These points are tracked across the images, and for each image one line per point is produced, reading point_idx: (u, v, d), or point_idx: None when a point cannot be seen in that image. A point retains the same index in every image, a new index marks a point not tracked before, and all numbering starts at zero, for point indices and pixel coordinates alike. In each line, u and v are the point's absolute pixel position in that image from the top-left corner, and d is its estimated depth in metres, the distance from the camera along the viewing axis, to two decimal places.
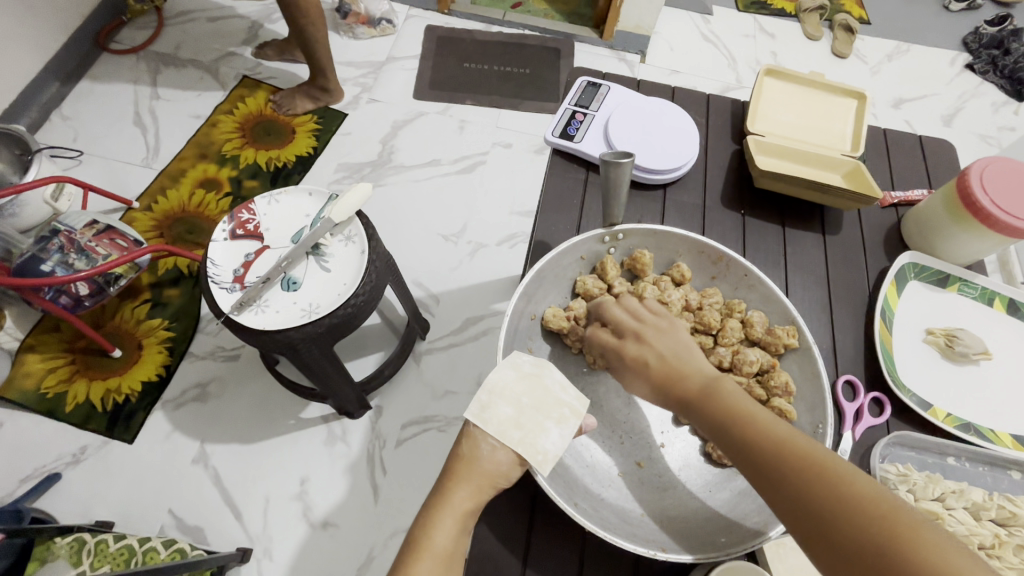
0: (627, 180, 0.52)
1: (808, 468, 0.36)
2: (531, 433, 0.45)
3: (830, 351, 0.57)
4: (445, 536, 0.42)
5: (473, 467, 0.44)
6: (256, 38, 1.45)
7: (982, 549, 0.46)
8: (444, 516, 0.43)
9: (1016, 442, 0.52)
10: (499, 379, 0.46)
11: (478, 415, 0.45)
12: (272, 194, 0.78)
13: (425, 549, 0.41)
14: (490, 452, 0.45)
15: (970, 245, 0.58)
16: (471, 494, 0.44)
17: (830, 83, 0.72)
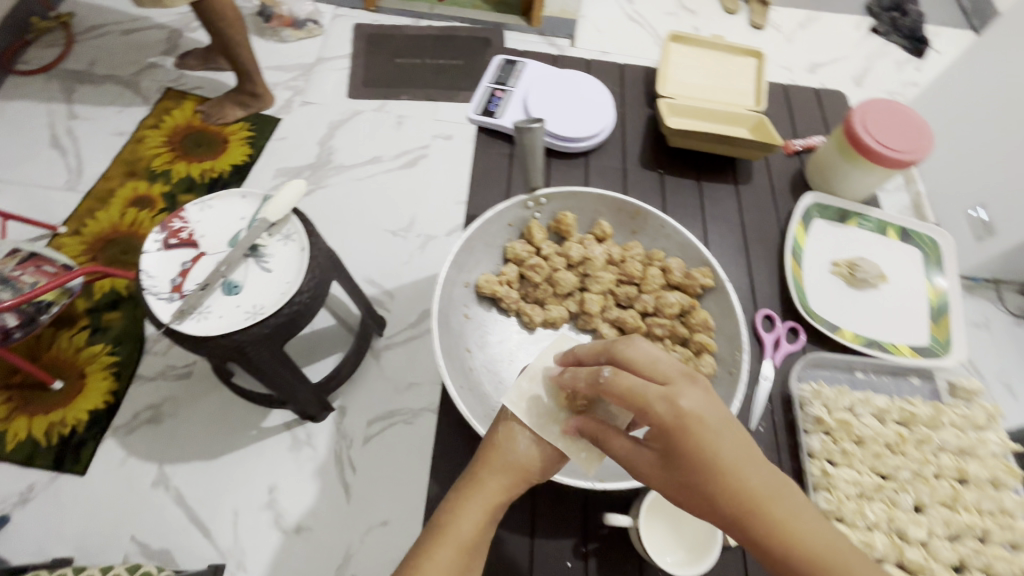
0: (539, 147, 0.65)
1: (757, 514, 0.42)
2: (574, 425, 0.58)
3: (748, 292, 0.77)
4: (470, 524, 0.51)
5: (506, 455, 0.55)
6: (177, 48, 1.40)
7: (885, 442, 0.67)
8: (473, 503, 0.52)
9: (908, 350, 0.74)
10: (539, 372, 0.61)
11: (518, 407, 0.58)
12: (205, 201, 0.76)
13: (450, 535, 0.50)
14: (523, 445, 0.56)
15: (858, 175, 0.79)
16: (500, 483, 0.53)
17: (726, 43, 0.89)
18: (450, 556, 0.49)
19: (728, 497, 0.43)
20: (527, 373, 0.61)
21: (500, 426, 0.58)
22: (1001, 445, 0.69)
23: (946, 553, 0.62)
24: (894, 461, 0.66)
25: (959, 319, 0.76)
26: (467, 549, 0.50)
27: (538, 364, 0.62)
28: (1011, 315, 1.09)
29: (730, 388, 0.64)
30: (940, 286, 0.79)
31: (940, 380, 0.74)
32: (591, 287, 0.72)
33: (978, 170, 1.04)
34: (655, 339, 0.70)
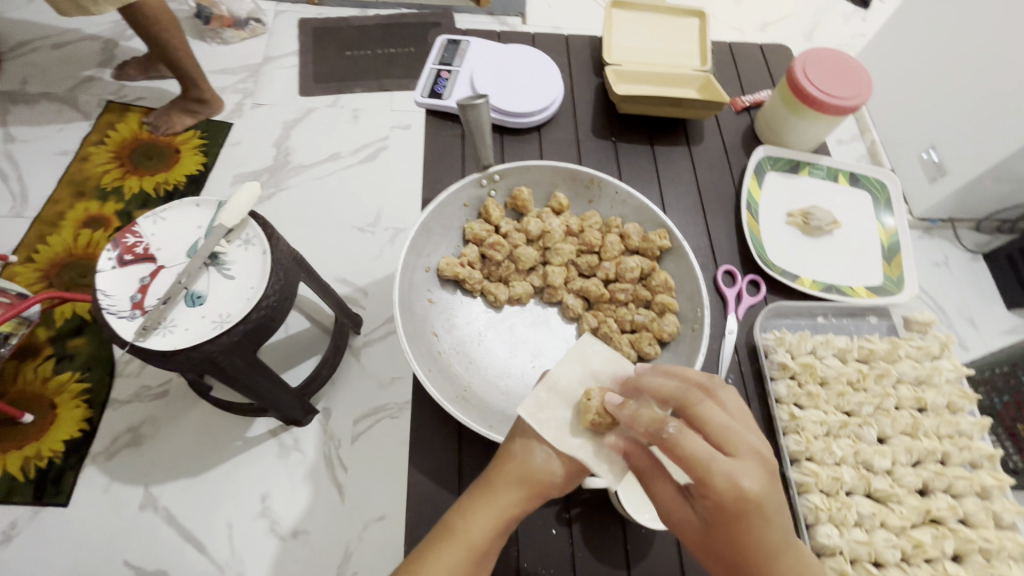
0: (485, 123, 0.64)
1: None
2: (596, 442, 0.52)
3: (709, 250, 0.79)
4: (479, 529, 0.48)
5: (524, 468, 0.50)
6: (114, 59, 1.34)
7: (848, 381, 0.70)
8: (483, 513, 0.49)
9: (863, 291, 0.77)
10: (561, 381, 0.55)
11: (533, 417, 0.52)
12: (157, 213, 0.74)
13: (459, 536, 0.48)
14: (539, 458, 0.51)
15: (792, 121, 0.81)
16: (514, 495, 0.50)
17: (667, 5, 0.89)
18: (454, 557, 0.48)
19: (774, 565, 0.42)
20: (548, 381, 0.55)
21: (519, 435, 0.53)
22: (955, 371, 0.73)
23: (909, 478, 0.66)
24: (857, 397, 0.69)
25: (909, 257, 0.80)
26: (474, 553, 0.48)
27: (560, 372, 0.56)
28: (968, 252, 1.12)
29: (693, 343, 0.65)
30: (890, 226, 0.82)
31: (896, 317, 0.78)
32: (553, 259, 0.72)
33: (928, 113, 1.06)
34: (620, 305, 0.71)
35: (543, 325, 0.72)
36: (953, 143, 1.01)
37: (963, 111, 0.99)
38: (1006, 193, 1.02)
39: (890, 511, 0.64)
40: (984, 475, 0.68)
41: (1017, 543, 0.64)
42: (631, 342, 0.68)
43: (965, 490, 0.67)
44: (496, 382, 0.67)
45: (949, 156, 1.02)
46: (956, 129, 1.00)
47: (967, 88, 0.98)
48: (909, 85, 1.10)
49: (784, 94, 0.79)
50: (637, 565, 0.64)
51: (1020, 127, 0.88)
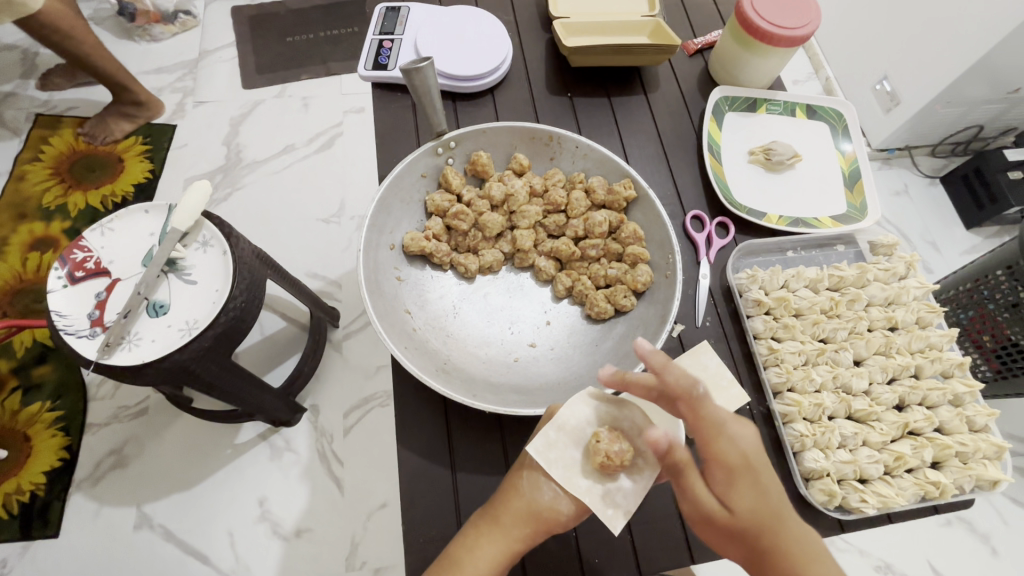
0: (433, 88, 0.62)
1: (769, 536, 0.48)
2: (603, 484, 0.54)
3: (678, 200, 0.78)
4: (485, 561, 0.51)
5: (529, 505, 0.53)
6: (37, 69, 1.26)
7: (821, 309, 0.72)
8: (488, 545, 0.52)
9: (829, 222, 0.78)
10: (570, 421, 0.55)
11: (541, 459, 0.54)
12: (103, 224, 0.70)
13: (465, 568, 0.50)
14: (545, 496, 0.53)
15: (734, 51, 0.80)
16: (521, 531, 0.52)
17: None
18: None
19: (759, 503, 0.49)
20: (556, 421, 0.55)
21: (525, 472, 0.55)
22: (922, 289, 0.75)
23: (886, 395, 0.68)
24: (831, 324, 0.70)
25: (869, 182, 0.81)
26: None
27: (570, 412, 0.56)
28: (926, 177, 1.15)
29: (667, 291, 0.65)
30: (849, 152, 0.84)
31: (863, 242, 0.79)
32: (520, 223, 0.71)
33: (879, 43, 1.06)
34: (592, 261, 0.71)
35: (518, 291, 0.72)
36: (905, 71, 1.02)
37: (911, 38, 0.99)
38: (959, 115, 1.04)
39: (870, 429, 0.67)
40: (956, 384, 0.71)
41: (990, 443, 0.68)
42: (606, 296, 0.68)
43: (939, 401, 0.70)
44: (476, 352, 0.66)
45: (901, 85, 1.03)
46: (906, 56, 1.01)
47: (914, 13, 0.98)
48: (859, 15, 1.10)
49: (732, 27, 0.79)
50: (634, 515, 0.63)
51: (969, 45, 0.89)
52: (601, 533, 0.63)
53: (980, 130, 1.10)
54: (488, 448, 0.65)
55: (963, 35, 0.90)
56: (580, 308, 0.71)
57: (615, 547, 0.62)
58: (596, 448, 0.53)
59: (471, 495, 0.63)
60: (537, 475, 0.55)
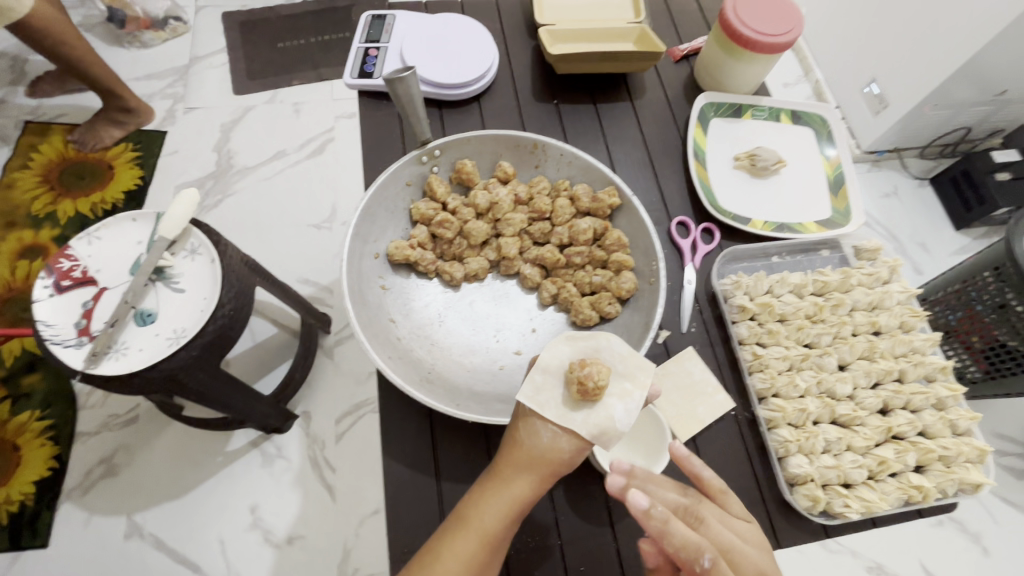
0: (416, 96, 0.62)
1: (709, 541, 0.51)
2: (594, 413, 0.52)
3: (664, 205, 0.79)
4: (490, 517, 0.51)
5: (530, 454, 0.51)
6: (26, 76, 1.25)
7: (805, 314, 0.72)
8: (494, 501, 0.51)
9: (813, 227, 0.79)
10: (552, 362, 0.55)
11: (531, 402, 0.53)
12: (90, 233, 0.70)
13: (473, 527, 0.51)
14: (543, 438, 0.51)
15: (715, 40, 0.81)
16: (525, 482, 0.51)
17: None
18: (468, 544, 0.50)
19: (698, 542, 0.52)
20: (538, 365, 0.55)
21: (524, 420, 0.53)
22: (905, 292, 0.75)
23: (870, 400, 0.69)
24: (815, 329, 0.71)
25: (853, 187, 0.82)
26: (488, 542, 0.51)
27: (549, 354, 0.55)
28: (915, 179, 1.16)
29: (652, 297, 0.66)
30: (833, 157, 0.84)
31: (848, 247, 0.79)
32: (504, 231, 0.71)
33: (867, 46, 1.07)
34: (577, 269, 0.71)
35: (504, 299, 0.72)
36: (892, 74, 1.03)
37: (897, 41, 1.00)
38: (946, 118, 1.04)
39: (854, 434, 0.67)
40: (939, 387, 0.71)
41: (974, 446, 0.68)
42: (591, 303, 0.68)
43: (923, 404, 0.70)
44: (461, 361, 0.66)
45: (889, 88, 1.04)
46: (893, 60, 1.02)
47: (899, 17, 0.99)
48: (846, 21, 1.11)
49: (716, 34, 0.79)
50: (618, 521, 0.67)
51: (956, 49, 0.90)
52: (587, 538, 0.66)
53: (967, 132, 1.11)
54: (474, 455, 0.65)
55: (949, 38, 0.91)
56: (565, 315, 0.71)
57: (600, 552, 0.65)
58: (570, 378, 0.52)
59: (455, 502, 0.63)
60: (534, 418, 0.53)
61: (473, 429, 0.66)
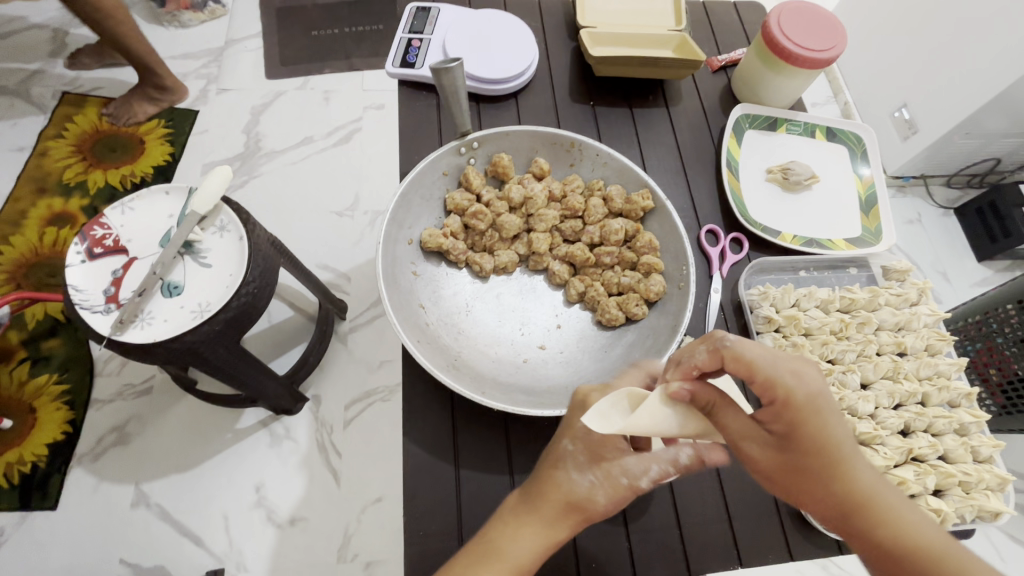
0: (459, 85, 0.63)
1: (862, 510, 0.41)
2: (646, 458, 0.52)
3: (693, 212, 0.79)
4: (521, 545, 0.49)
5: (571, 497, 0.50)
6: (65, 48, 1.28)
7: (830, 329, 0.72)
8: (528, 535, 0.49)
9: (843, 244, 0.79)
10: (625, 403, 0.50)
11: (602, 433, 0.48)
12: (124, 203, 0.71)
13: (506, 559, 0.48)
14: (586, 487, 0.50)
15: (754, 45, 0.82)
16: (563, 523, 0.50)
17: None
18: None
19: (836, 485, 0.42)
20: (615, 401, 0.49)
21: (559, 465, 0.51)
22: (933, 316, 0.76)
23: (891, 420, 0.68)
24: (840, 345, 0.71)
25: (885, 208, 0.82)
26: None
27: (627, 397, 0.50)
28: (940, 208, 1.16)
29: (679, 302, 0.66)
30: (866, 177, 0.84)
31: (875, 267, 0.80)
32: (537, 226, 0.72)
33: (899, 70, 1.06)
34: (606, 268, 0.72)
35: (530, 293, 0.72)
36: (925, 100, 1.02)
37: (933, 66, 0.99)
38: (976, 147, 1.04)
39: (874, 452, 0.66)
40: (961, 414, 0.71)
41: (994, 475, 0.67)
42: (618, 304, 0.69)
43: (944, 429, 0.70)
44: (486, 351, 0.67)
45: (920, 113, 1.03)
46: (926, 85, 1.01)
47: (937, 43, 0.98)
48: (882, 43, 1.10)
49: (757, 45, 0.80)
50: (633, 523, 0.61)
51: (994, 78, 0.89)
52: (602, 536, 0.61)
53: (996, 163, 1.10)
54: (491, 446, 0.65)
55: (983, 67, 0.90)
56: (590, 314, 0.71)
57: (613, 553, 0.60)
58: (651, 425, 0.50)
59: (472, 491, 0.63)
60: (573, 464, 0.51)
61: (490, 422, 0.66)
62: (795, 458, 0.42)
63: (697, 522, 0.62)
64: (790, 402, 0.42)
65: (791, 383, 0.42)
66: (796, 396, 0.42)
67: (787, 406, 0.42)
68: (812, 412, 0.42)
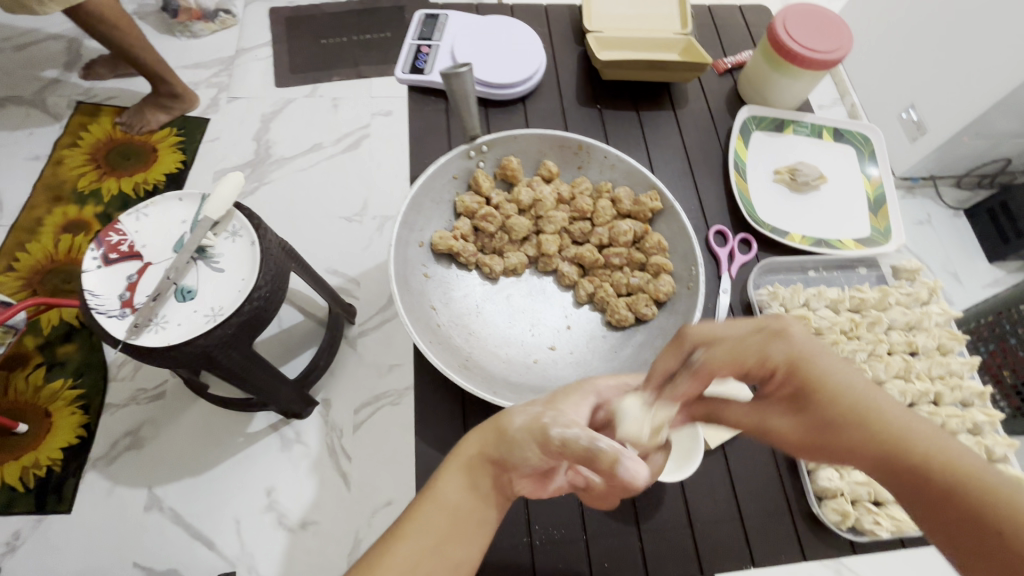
0: (470, 92, 0.64)
1: (905, 453, 0.40)
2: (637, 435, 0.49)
3: (701, 214, 0.79)
4: (451, 489, 0.48)
5: (492, 425, 0.50)
6: (80, 59, 1.31)
7: (840, 330, 0.72)
8: (450, 471, 0.49)
9: (852, 244, 0.78)
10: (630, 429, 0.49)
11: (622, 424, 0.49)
12: (139, 210, 0.73)
13: (432, 500, 0.48)
14: (522, 421, 0.48)
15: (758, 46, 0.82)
16: (487, 451, 0.49)
17: None
18: (433, 521, 0.47)
19: (866, 433, 0.42)
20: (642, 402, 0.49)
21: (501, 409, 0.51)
22: (944, 315, 0.76)
23: None
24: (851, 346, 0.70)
25: (894, 207, 0.81)
26: (451, 515, 0.47)
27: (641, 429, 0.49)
28: (950, 209, 1.15)
29: (689, 302, 0.66)
30: (875, 177, 0.84)
31: (885, 266, 0.80)
32: (546, 228, 0.73)
33: (906, 71, 1.06)
34: (615, 269, 0.72)
35: (540, 295, 0.73)
36: (934, 100, 1.01)
37: (942, 67, 0.99)
38: (986, 148, 1.03)
39: None
40: (975, 413, 0.70)
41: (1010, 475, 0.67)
42: (627, 304, 0.69)
43: (958, 429, 0.69)
44: (497, 352, 0.67)
45: (928, 114, 1.03)
46: (935, 85, 1.01)
47: (945, 43, 0.98)
48: (889, 45, 1.10)
49: (762, 46, 0.80)
50: (646, 522, 0.61)
51: (1002, 77, 0.88)
52: (613, 537, 0.60)
53: (1007, 164, 1.09)
54: None
55: (993, 67, 0.90)
56: (599, 314, 0.71)
57: (625, 552, 0.60)
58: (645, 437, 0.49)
59: None
60: (528, 405, 0.51)
61: None
62: (816, 415, 0.44)
63: (709, 522, 0.61)
64: (785, 359, 0.45)
65: (780, 351, 0.45)
66: (779, 363, 0.45)
67: (786, 362, 0.45)
68: (812, 368, 0.44)
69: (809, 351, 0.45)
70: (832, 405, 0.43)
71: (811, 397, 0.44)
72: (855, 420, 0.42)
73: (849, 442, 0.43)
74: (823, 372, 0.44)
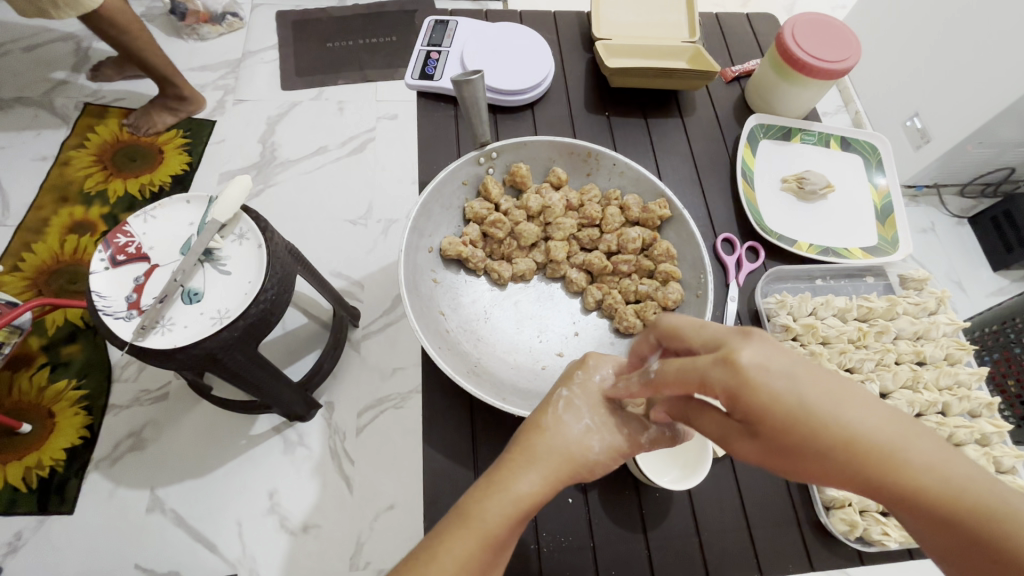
0: (481, 98, 0.64)
1: (884, 475, 0.33)
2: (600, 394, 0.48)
3: (707, 221, 0.79)
4: (497, 514, 0.40)
5: (560, 441, 0.43)
6: (87, 61, 1.31)
7: (848, 338, 0.72)
8: (500, 490, 0.41)
9: (860, 253, 0.78)
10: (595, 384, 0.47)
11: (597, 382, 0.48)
12: (147, 212, 0.73)
13: (472, 525, 0.40)
14: (594, 443, 0.44)
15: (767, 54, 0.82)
16: (554, 473, 0.42)
17: None
18: (467, 547, 0.39)
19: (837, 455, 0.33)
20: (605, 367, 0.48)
21: (564, 416, 0.44)
22: (952, 325, 0.76)
23: None
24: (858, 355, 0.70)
25: (902, 217, 0.81)
26: (491, 544, 0.40)
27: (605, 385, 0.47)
28: (954, 217, 1.15)
29: (698, 309, 0.66)
30: (882, 186, 0.84)
31: (892, 275, 0.80)
32: (555, 234, 0.73)
33: (911, 80, 1.07)
34: (623, 276, 0.72)
35: (548, 301, 0.73)
36: (939, 109, 1.02)
37: (947, 76, 0.99)
38: (990, 157, 1.03)
39: None
40: (982, 423, 0.70)
41: (1016, 487, 0.66)
42: (635, 311, 0.69)
43: (966, 439, 0.69)
44: (505, 358, 0.67)
45: (933, 123, 1.03)
46: (940, 94, 1.01)
47: (950, 53, 0.98)
48: (895, 54, 1.10)
49: (771, 54, 0.80)
50: (653, 530, 0.61)
51: (1007, 88, 0.89)
52: (619, 544, 0.60)
53: (1012, 172, 1.09)
54: None
55: (998, 78, 0.90)
56: (608, 321, 0.71)
57: (632, 560, 0.60)
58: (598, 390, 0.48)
59: None
60: (566, 405, 0.45)
61: (504, 431, 0.66)
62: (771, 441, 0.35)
63: (716, 530, 0.61)
64: (728, 384, 0.35)
65: (720, 375, 0.35)
66: (735, 390, 0.35)
67: (727, 389, 0.35)
68: (761, 398, 0.34)
69: (762, 372, 0.34)
70: (792, 429, 0.34)
71: (761, 425, 0.35)
72: (822, 445, 0.34)
73: (818, 467, 0.34)
74: (773, 398, 0.34)
